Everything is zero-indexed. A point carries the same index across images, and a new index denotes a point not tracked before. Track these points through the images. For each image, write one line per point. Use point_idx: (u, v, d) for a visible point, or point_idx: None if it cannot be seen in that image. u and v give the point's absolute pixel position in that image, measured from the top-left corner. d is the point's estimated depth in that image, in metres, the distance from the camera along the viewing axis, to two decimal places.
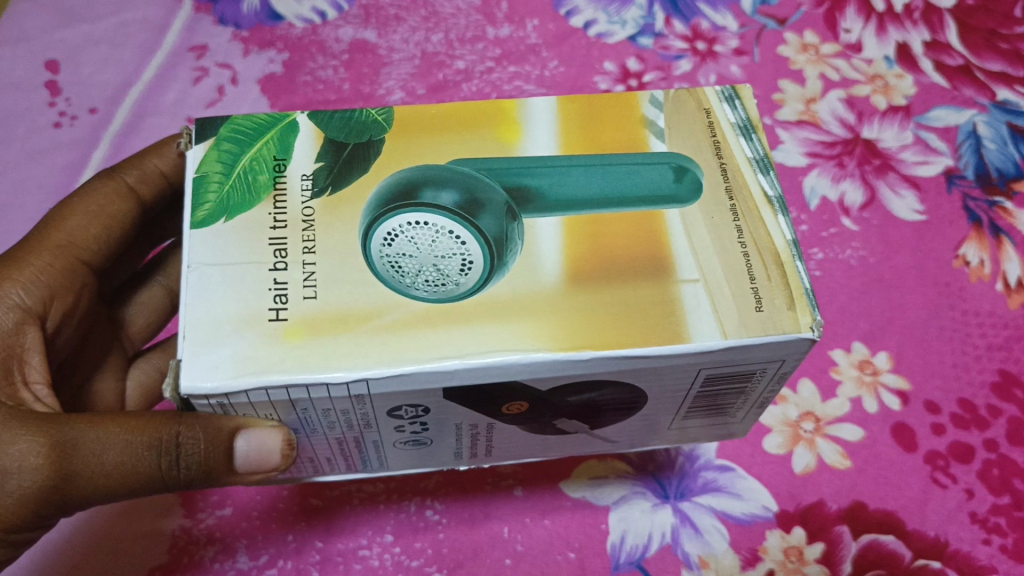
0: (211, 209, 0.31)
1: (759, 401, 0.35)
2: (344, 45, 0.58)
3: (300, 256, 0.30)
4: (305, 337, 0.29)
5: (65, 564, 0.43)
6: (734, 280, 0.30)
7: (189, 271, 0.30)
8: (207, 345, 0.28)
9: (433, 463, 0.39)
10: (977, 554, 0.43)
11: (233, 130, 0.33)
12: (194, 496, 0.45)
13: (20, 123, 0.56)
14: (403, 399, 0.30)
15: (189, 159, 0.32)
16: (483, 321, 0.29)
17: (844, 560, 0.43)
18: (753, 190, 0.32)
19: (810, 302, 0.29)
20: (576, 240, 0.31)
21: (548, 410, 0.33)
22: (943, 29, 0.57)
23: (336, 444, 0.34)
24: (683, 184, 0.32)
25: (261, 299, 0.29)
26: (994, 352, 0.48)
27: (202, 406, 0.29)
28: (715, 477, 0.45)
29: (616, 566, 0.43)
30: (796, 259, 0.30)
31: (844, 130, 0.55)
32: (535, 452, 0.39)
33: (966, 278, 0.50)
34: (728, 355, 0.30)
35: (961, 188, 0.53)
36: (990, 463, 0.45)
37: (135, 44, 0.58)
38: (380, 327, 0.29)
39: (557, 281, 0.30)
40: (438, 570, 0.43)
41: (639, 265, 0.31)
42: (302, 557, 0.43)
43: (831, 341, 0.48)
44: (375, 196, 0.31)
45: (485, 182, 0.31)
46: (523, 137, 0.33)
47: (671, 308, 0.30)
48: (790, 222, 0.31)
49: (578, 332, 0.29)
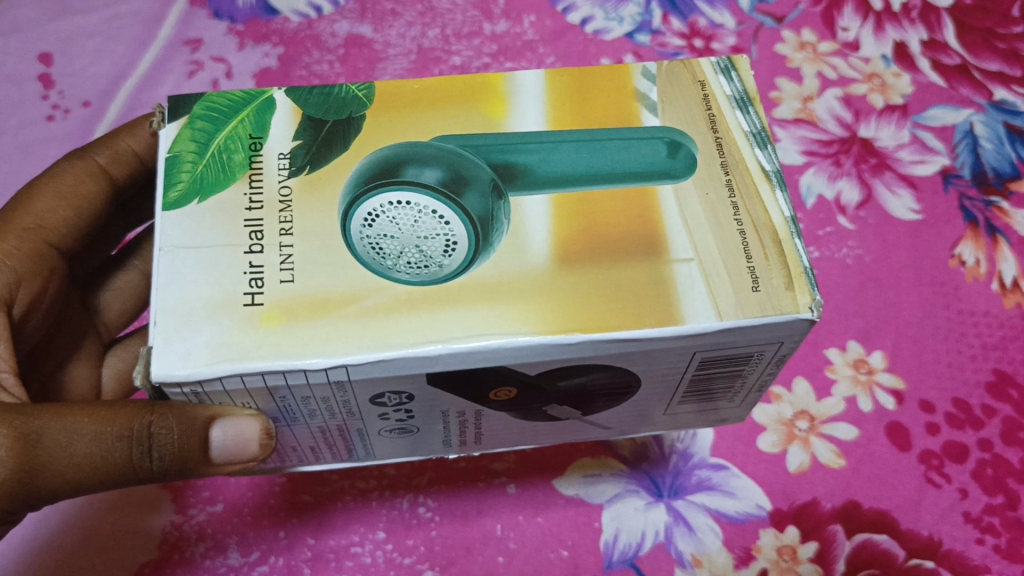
0: (185, 188, 0.31)
1: (757, 385, 0.35)
2: (340, 40, 0.58)
3: (277, 238, 0.30)
4: (282, 321, 0.28)
5: (50, 557, 0.43)
6: (731, 259, 0.30)
7: (161, 254, 0.29)
8: (180, 332, 0.28)
9: (423, 452, 0.39)
10: (971, 554, 0.43)
11: (208, 109, 0.33)
12: (185, 492, 0.44)
13: (13, 115, 0.55)
14: (386, 385, 0.30)
15: (162, 138, 0.32)
16: (472, 303, 0.29)
17: (837, 560, 0.43)
18: (750, 166, 0.32)
19: (810, 281, 0.29)
20: (564, 219, 0.31)
21: (539, 395, 0.33)
22: (941, 28, 0.57)
23: (318, 433, 0.34)
24: (677, 159, 0.32)
25: (236, 282, 0.29)
26: (989, 352, 0.48)
27: (176, 394, 0.29)
28: (710, 475, 0.45)
29: (610, 564, 0.43)
30: (794, 236, 0.30)
31: (841, 129, 0.54)
32: (525, 439, 0.39)
33: (961, 277, 0.50)
34: (724, 336, 0.29)
35: (957, 187, 0.52)
36: (984, 463, 0.45)
37: (129, 38, 0.58)
38: (360, 311, 0.29)
39: (546, 261, 0.30)
40: (430, 567, 0.43)
41: (631, 245, 0.30)
42: (294, 554, 0.43)
43: (826, 339, 0.48)
44: (356, 175, 0.31)
45: (471, 160, 0.31)
46: (510, 111, 0.33)
47: (665, 288, 0.29)
48: (788, 197, 0.31)
49: (567, 314, 0.29)
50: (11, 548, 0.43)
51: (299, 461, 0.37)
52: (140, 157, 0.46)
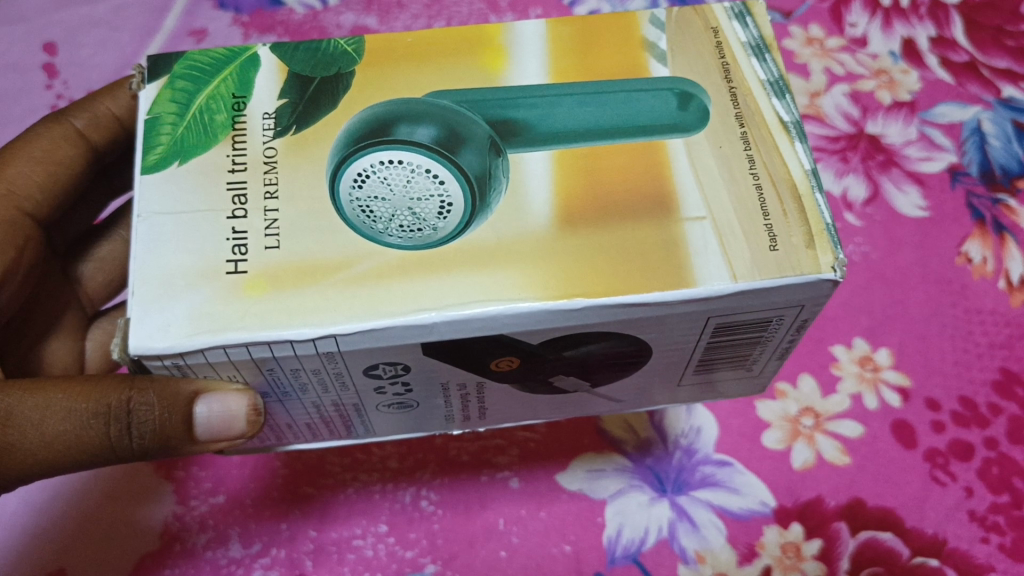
0: (164, 152, 0.31)
1: (779, 352, 0.34)
2: (345, 31, 0.58)
3: (261, 202, 0.30)
4: (266, 290, 0.28)
5: (46, 547, 0.43)
6: (746, 217, 0.29)
7: (139, 221, 0.29)
8: (160, 302, 0.28)
9: (428, 427, 0.39)
10: (975, 553, 0.43)
11: (190, 68, 0.33)
12: (187, 483, 0.44)
13: (18, 104, 0.55)
14: (379, 356, 0.30)
15: (142, 100, 0.32)
16: (471, 271, 0.29)
17: (842, 557, 0.43)
18: (767, 116, 0.31)
19: (831, 239, 0.29)
20: (569, 177, 0.30)
21: (542, 365, 0.33)
22: (950, 25, 0.57)
23: (313, 407, 0.34)
24: (688, 111, 0.31)
25: (219, 250, 0.29)
26: (996, 350, 0.48)
27: (158, 368, 0.29)
28: (714, 471, 0.45)
29: (613, 560, 0.43)
30: (815, 191, 0.30)
31: (847, 125, 0.54)
32: (534, 414, 0.39)
33: (968, 275, 0.50)
34: (741, 299, 0.29)
35: (965, 185, 0.52)
36: (990, 462, 0.45)
37: (135, 28, 0.58)
38: (348, 277, 0.29)
39: (548, 222, 0.30)
40: (432, 561, 0.43)
41: (638, 203, 0.30)
42: (296, 546, 0.43)
43: (831, 336, 0.48)
44: (344, 135, 0.30)
45: (467, 116, 0.30)
46: (508, 65, 0.33)
47: (676, 248, 0.29)
48: (808, 149, 0.31)
49: (570, 279, 0.29)
50: (8, 539, 0.43)
51: (296, 438, 0.38)
52: (121, 120, 0.46)
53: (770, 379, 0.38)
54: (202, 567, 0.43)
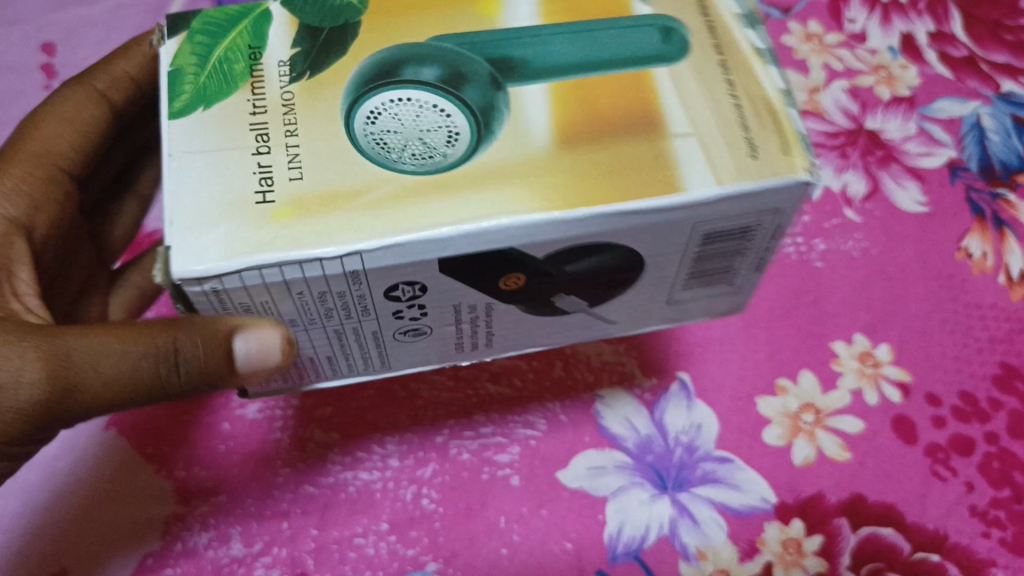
0: (189, 98, 0.31)
1: (758, 267, 0.34)
2: None
3: (284, 138, 0.30)
4: (295, 216, 0.28)
5: (48, 548, 0.43)
6: (728, 128, 0.30)
7: (171, 159, 0.29)
8: (195, 233, 0.28)
9: (434, 362, 0.38)
10: (976, 548, 0.43)
11: (206, 24, 0.33)
12: (189, 483, 0.44)
13: (17, 105, 0.55)
14: (399, 276, 0.29)
15: (164, 54, 0.32)
16: (474, 189, 0.29)
17: (844, 553, 0.43)
18: (742, 45, 0.32)
19: (805, 146, 0.29)
20: (560, 96, 0.30)
21: (544, 287, 0.32)
22: (949, 20, 0.57)
23: (334, 341, 0.33)
24: (671, 43, 0.32)
25: (247, 182, 0.29)
26: (996, 345, 0.48)
27: (198, 296, 0.29)
28: (714, 468, 0.45)
29: (614, 557, 0.43)
30: (789, 106, 0.30)
31: (847, 121, 0.54)
32: (540, 339, 0.38)
33: (968, 270, 0.50)
34: (729, 205, 0.29)
35: (965, 180, 0.52)
36: (990, 456, 0.45)
37: (133, 29, 0.58)
38: (369, 203, 0.28)
39: (544, 142, 0.30)
40: (434, 559, 0.43)
41: (626, 122, 0.30)
42: (297, 545, 0.43)
43: (831, 332, 0.48)
44: (355, 77, 0.31)
45: (466, 56, 0.31)
46: (502, 10, 0.33)
47: (666, 160, 0.29)
48: (782, 73, 0.31)
49: (567, 191, 0.28)
50: (10, 539, 0.43)
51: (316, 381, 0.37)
52: (135, 81, 0.46)
53: (749, 294, 0.36)
54: (203, 566, 0.42)
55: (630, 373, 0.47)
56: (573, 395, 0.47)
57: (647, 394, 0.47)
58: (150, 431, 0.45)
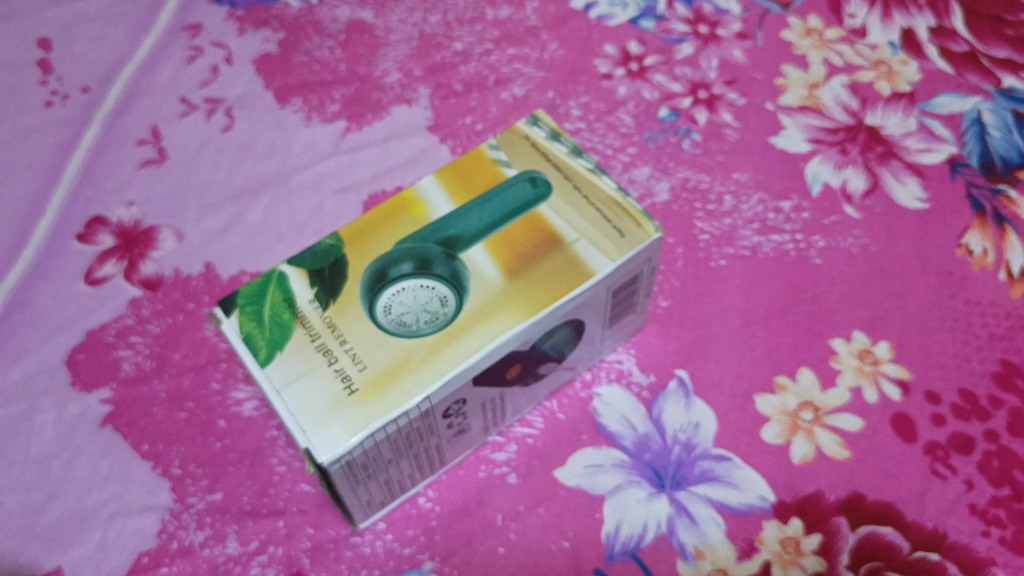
0: (265, 348, 0.37)
1: (649, 291, 0.44)
2: (341, 25, 0.58)
3: (341, 347, 0.37)
4: (377, 393, 0.36)
5: (41, 543, 0.42)
6: (596, 223, 0.39)
7: (282, 394, 0.36)
8: (322, 426, 0.35)
9: (471, 448, 0.45)
10: (976, 547, 0.42)
11: (248, 297, 0.38)
12: (185, 481, 0.44)
13: (13, 101, 0.55)
14: (451, 398, 0.38)
15: (228, 330, 0.38)
16: (470, 331, 0.37)
17: (842, 552, 0.42)
18: (578, 168, 0.41)
19: (647, 216, 0.39)
20: (494, 244, 0.39)
21: (531, 367, 0.41)
22: (949, 15, 0.58)
23: (412, 461, 0.41)
24: (541, 187, 0.41)
25: (336, 383, 0.36)
26: (996, 342, 0.47)
27: (337, 471, 0.36)
28: (712, 466, 0.44)
29: (611, 556, 0.42)
30: (627, 197, 0.40)
31: (847, 116, 0.55)
32: (527, 402, 0.45)
33: (968, 267, 0.49)
34: (621, 271, 0.39)
35: (965, 176, 0.52)
36: (990, 455, 0.44)
37: (129, 24, 0.57)
38: (418, 361, 0.37)
39: (489, 280, 0.38)
40: (430, 557, 0.43)
41: (540, 244, 0.39)
42: (293, 544, 0.43)
43: (830, 330, 0.48)
44: (364, 297, 0.38)
45: (418, 249, 0.39)
46: (428, 209, 0.41)
47: (576, 264, 0.39)
48: (613, 178, 0.41)
49: (522, 307, 0.38)
50: (5, 536, 0.43)
51: (391, 499, 0.43)
52: None
53: (659, 255, 0.41)
54: (198, 565, 0.42)
55: (627, 371, 0.47)
56: (569, 392, 0.47)
57: (645, 392, 0.47)
58: (147, 429, 0.45)
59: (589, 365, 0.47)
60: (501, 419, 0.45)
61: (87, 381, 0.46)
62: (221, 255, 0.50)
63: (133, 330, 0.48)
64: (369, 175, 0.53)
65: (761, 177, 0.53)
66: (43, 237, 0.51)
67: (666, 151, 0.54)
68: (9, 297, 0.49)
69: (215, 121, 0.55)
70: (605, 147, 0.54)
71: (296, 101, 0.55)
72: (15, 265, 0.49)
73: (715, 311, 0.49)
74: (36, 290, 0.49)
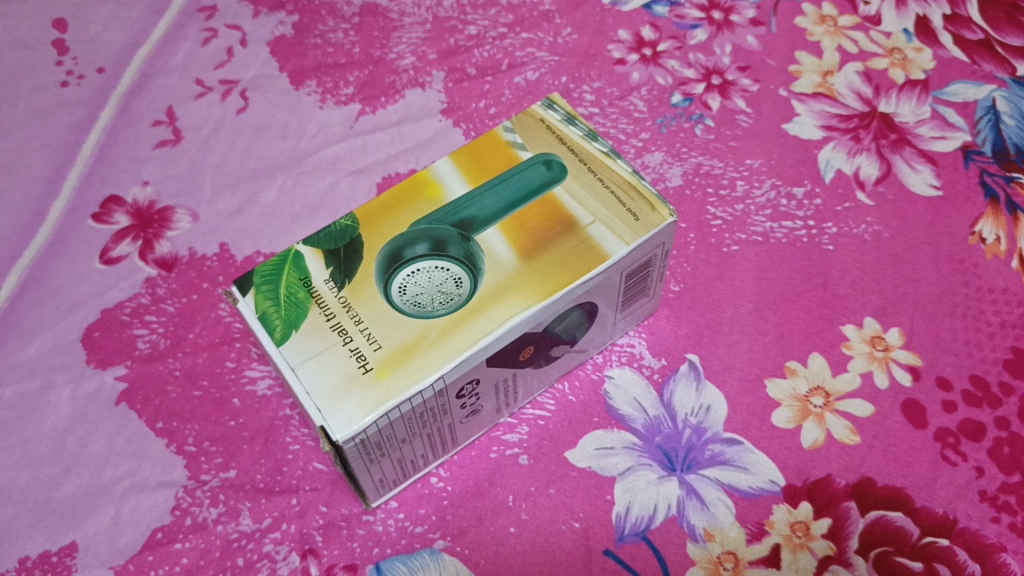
0: (282, 328, 0.37)
1: (662, 274, 0.44)
2: (355, 8, 0.58)
3: (356, 327, 0.37)
4: (392, 371, 0.36)
5: (54, 519, 0.43)
6: (611, 207, 0.40)
7: (296, 372, 0.36)
8: (335, 405, 0.36)
9: (484, 429, 0.45)
10: (985, 533, 0.42)
11: (263, 276, 0.39)
12: (199, 458, 0.44)
13: (28, 80, 0.55)
14: (466, 378, 0.38)
15: (244, 310, 0.38)
16: (484, 311, 0.37)
17: (851, 536, 0.42)
18: (592, 151, 0.41)
19: (662, 201, 0.39)
20: (508, 227, 0.39)
21: (544, 350, 0.41)
22: (964, 3, 0.58)
23: (425, 440, 0.41)
24: (555, 169, 0.41)
25: (351, 362, 0.36)
26: (1008, 329, 0.47)
27: (351, 450, 0.36)
28: (723, 450, 0.45)
29: (621, 537, 0.43)
30: (642, 180, 0.40)
31: (860, 104, 0.55)
32: (541, 382, 0.45)
33: (980, 254, 0.49)
34: (635, 254, 0.39)
35: (979, 164, 0.52)
36: (1001, 441, 0.44)
37: (144, 5, 0.58)
38: (431, 340, 0.37)
39: (505, 261, 0.39)
40: (442, 536, 0.43)
41: (553, 226, 0.39)
42: (306, 522, 0.43)
43: (842, 315, 0.48)
44: (378, 279, 0.38)
45: (434, 228, 0.39)
46: (443, 190, 0.41)
47: (589, 246, 0.39)
48: (627, 161, 0.41)
49: (535, 289, 0.38)
50: (19, 511, 0.43)
51: (404, 479, 0.43)
52: None
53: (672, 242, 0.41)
54: (212, 541, 0.42)
55: (639, 354, 0.47)
56: (580, 374, 0.47)
57: (656, 375, 0.47)
58: (162, 406, 0.46)
59: (601, 348, 0.48)
60: (513, 402, 0.45)
61: (103, 359, 0.47)
62: (235, 235, 0.51)
63: (148, 309, 0.48)
64: (383, 158, 0.53)
65: (774, 163, 0.53)
66: (60, 214, 0.51)
67: (679, 136, 0.54)
68: (26, 273, 0.49)
69: (230, 102, 0.55)
70: (618, 132, 0.54)
71: (311, 83, 0.56)
72: (32, 241, 0.50)
73: (726, 295, 0.49)
74: (53, 266, 0.49)
